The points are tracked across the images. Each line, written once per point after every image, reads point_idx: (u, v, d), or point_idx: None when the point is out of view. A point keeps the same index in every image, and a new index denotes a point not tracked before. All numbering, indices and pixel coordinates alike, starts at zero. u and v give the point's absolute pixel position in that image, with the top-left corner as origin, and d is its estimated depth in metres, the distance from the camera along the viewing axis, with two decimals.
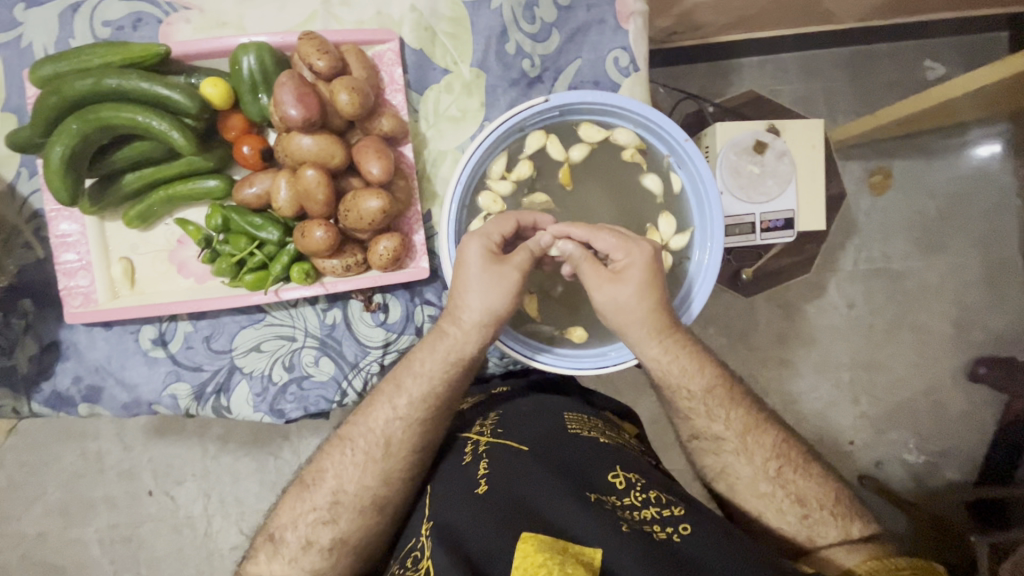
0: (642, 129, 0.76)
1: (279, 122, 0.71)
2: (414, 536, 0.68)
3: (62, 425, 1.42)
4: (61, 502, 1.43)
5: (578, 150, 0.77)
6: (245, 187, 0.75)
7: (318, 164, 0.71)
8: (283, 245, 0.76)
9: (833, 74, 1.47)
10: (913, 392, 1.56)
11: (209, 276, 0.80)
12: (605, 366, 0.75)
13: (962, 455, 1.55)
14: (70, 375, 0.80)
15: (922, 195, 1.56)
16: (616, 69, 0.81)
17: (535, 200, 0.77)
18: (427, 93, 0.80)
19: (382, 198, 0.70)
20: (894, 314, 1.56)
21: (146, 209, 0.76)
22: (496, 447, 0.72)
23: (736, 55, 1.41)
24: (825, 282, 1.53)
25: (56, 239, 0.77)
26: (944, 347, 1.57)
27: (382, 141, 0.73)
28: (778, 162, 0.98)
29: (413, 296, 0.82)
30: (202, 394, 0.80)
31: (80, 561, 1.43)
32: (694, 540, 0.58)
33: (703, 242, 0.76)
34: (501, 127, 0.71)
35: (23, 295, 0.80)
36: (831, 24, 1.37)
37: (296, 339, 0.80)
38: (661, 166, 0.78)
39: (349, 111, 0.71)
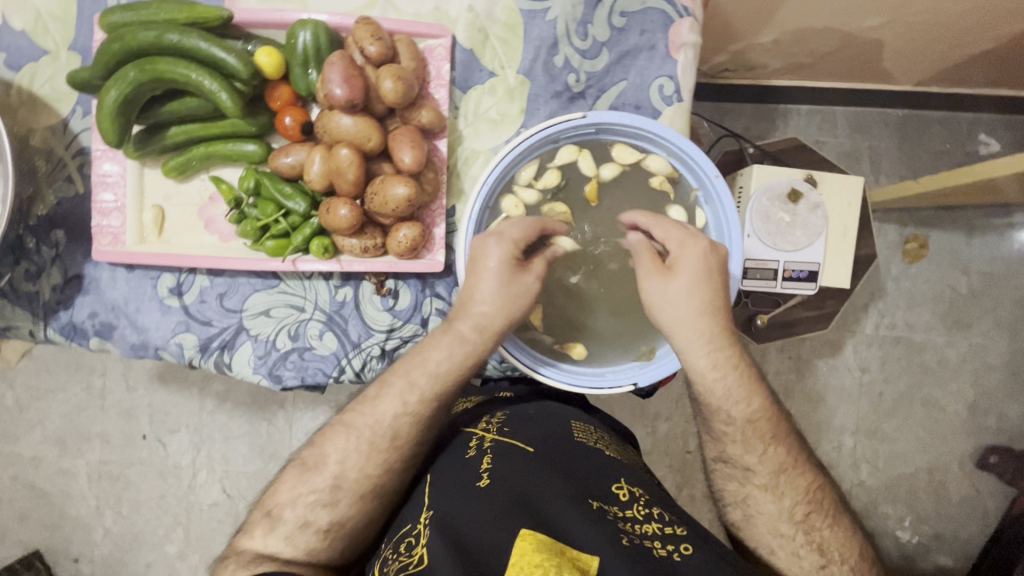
0: (675, 159, 0.77)
1: (323, 99, 0.73)
2: (410, 520, 0.69)
3: (72, 357, 1.46)
4: (59, 431, 1.47)
5: (608, 170, 0.78)
6: (280, 156, 0.77)
7: (354, 145, 0.73)
8: (308, 217, 0.79)
9: (882, 134, 1.45)
10: (916, 469, 1.51)
11: (233, 235, 0.83)
12: (602, 387, 0.75)
13: (957, 542, 1.50)
14: (88, 309, 0.82)
15: (955, 270, 1.52)
16: (659, 96, 0.81)
17: (557, 209, 0.78)
18: (469, 92, 0.82)
19: (409, 186, 0.72)
20: (908, 386, 1.52)
21: (185, 162, 0.79)
22: (499, 445, 0.73)
23: (784, 101, 1.40)
24: (842, 341, 1.50)
25: (97, 177, 0.80)
26: (956, 428, 1.52)
27: (418, 132, 0.75)
28: (810, 214, 0.97)
29: (425, 288, 0.82)
30: (207, 347, 0.82)
31: (67, 490, 1.47)
32: (698, 558, 0.59)
33: None
34: (535, 136, 0.73)
35: (58, 226, 0.83)
36: (887, 83, 1.35)
37: (306, 310, 0.82)
38: (688, 199, 0.79)
39: (392, 98, 0.73)
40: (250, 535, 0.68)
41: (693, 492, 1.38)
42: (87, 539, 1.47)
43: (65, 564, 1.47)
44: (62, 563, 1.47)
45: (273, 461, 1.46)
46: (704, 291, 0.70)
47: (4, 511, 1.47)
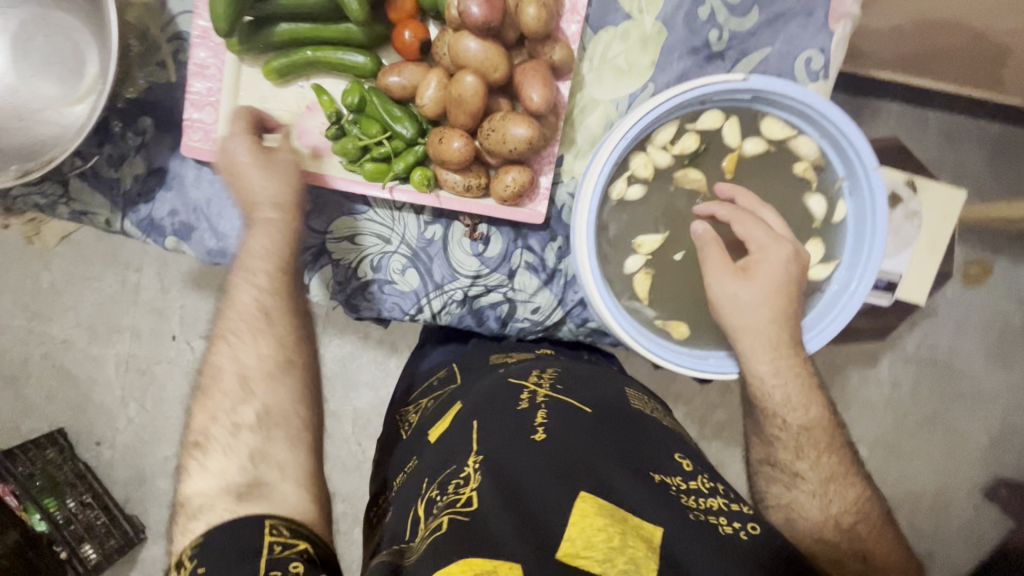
0: (826, 143, 0.73)
1: (453, 17, 0.67)
2: (458, 462, 0.65)
3: (111, 248, 1.46)
4: (91, 318, 1.49)
5: (752, 143, 0.74)
6: (391, 75, 0.73)
7: (479, 73, 0.68)
8: (412, 144, 0.75)
9: (972, 149, 1.37)
10: (923, 489, 1.52)
11: (328, 150, 0.78)
12: (702, 371, 0.71)
13: (947, 564, 1.52)
14: (167, 206, 0.80)
15: (1012, 302, 1.47)
16: (806, 70, 0.75)
17: (690, 177, 0.74)
18: (603, 33, 0.76)
19: (531, 127, 0.68)
20: (936, 409, 1.50)
21: (289, 65, 0.75)
22: (554, 400, 0.68)
23: (879, 97, 1.32)
24: (879, 355, 1.48)
25: (193, 66, 0.76)
26: (973, 457, 1.52)
27: (546, 70, 0.69)
28: (905, 222, 0.91)
29: (517, 239, 0.80)
30: None
31: (94, 376, 1.51)
32: (765, 540, 0.56)
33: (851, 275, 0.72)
34: (690, 93, 0.67)
35: (146, 113, 0.79)
36: (998, 96, 1.24)
37: (391, 242, 0.79)
38: (829, 188, 0.74)
39: (531, 27, 0.67)
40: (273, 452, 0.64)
41: None
42: (110, 425, 1.51)
43: (86, 446, 1.52)
44: (83, 444, 1.52)
45: None
46: (782, 295, 0.68)
47: (33, 386, 1.51)
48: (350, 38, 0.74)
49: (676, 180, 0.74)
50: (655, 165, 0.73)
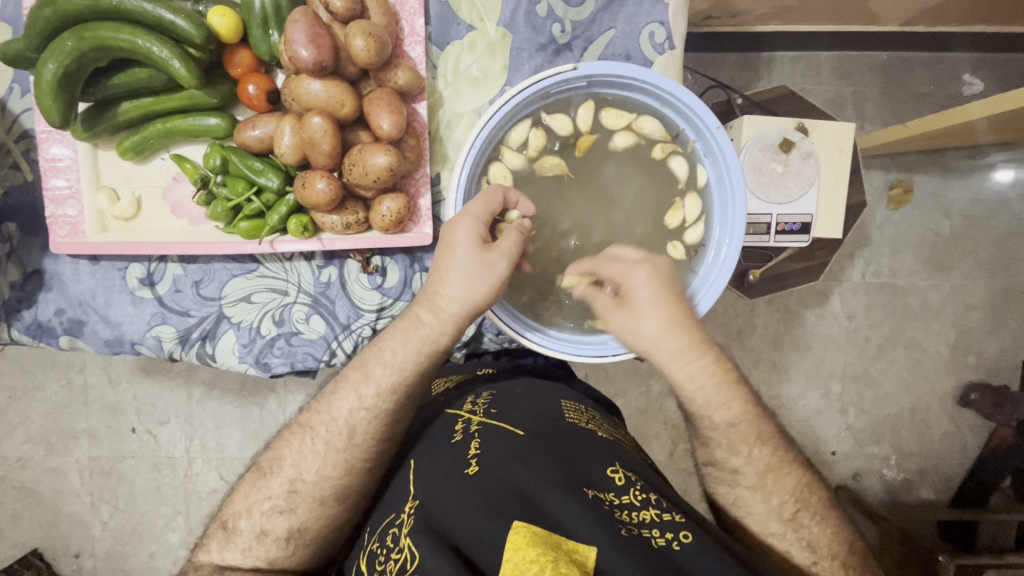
0: (670, 110, 0.74)
1: (288, 62, 0.67)
2: (395, 510, 0.69)
3: (47, 354, 1.41)
4: (42, 430, 1.43)
5: (606, 122, 0.75)
6: (247, 129, 0.72)
7: (326, 112, 0.68)
8: (282, 194, 0.74)
9: (868, 79, 1.42)
10: (900, 410, 1.56)
11: (203, 218, 0.77)
12: (604, 355, 0.74)
13: (939, 475, 1.57)
14: (53, 307, 0.78)
15: (938, 214, 1.52)
16: (650, 45, 0.76)
17: (549, 165, 0.75)
18: (447, 49, 0.76)
19: (390, 155, 0.68)
20: (893, 330, 1.54)
21: (141, 141, 0.73)
22: (488, 428, 0.73)
23: (768, 48, 1.36)
24: (829, 291, 1.51)
25: (45, 162, 0.74)
26: (938, 367, 1.56)
27: (395, 96, 0.69)
28: (802, 164, 0.96)
29: (413, 263, 0.79)
30: (186, 338, 0.78)
31: (59, 488, 1.45)
32: (696, 547, 0.60)
33: (721, 236, 0.74)
34: (524, 93, 0.68)
35: (9, 218, 0.77)
36: (873, 25, 1.28)
37: (288, 294, 0.78)
38: (688, 150, 0.76)
39: (363, 58, 0.67)
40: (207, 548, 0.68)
41: (687, 446, 1.41)
42: (85, 534, 1.45)
43: (66, 561, 1.46)
44: (62, 560, 1.46)
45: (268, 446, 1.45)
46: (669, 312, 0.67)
47: None
48: (207, 104, 0.73)
49: (536, 175, 0.75)
50: (513, 169, 0.75)
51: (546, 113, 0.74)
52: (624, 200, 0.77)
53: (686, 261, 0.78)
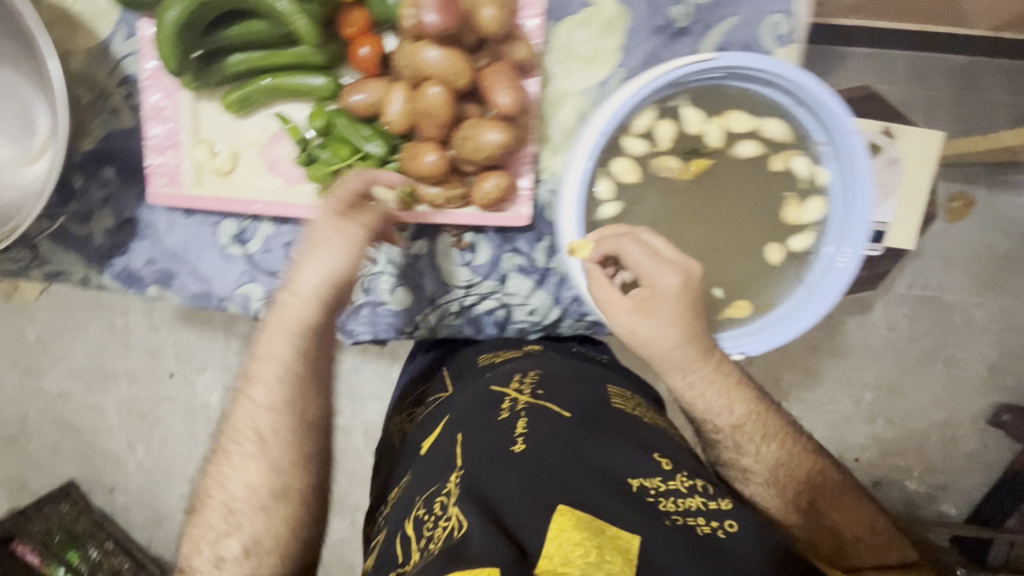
0: (800, 109, 0.73)
1: (409, 27, 0.69)
2: (441, 480, 0.70)
3: (92, 294, 1.43)
4: (84, 367, 1.47)
5: (732, 119, 0.75)
6: (353, 94, 0.74)
7: (443, 81, 0.69)
8: (384, 162, 0.76)
9: (943, 84, 1.37)
10: (928, 425, 1.55)
11: (300, 179, 0.80)
12: (706, 355, 0.73)
13: (961, 492, 1.55)
14: (144, 256, 0.83)
15: (996, 231, 1.48)
16: (772, 34, 0.75)
17: (668, 162, 0.76)
18: (563, 24, 0.77)
19: (503, 133, 0.70)
20: (932, 344, 1.52)
21: (247, 96, 0.76)
22: (536, 408, 0.74)
23: (844, 43, 1.31)
24: (872, 300, 1.49)
25: (148, 109, 0.78)
26: (973, 385, 1.54)
27: (512, 70, 0.71)
28: (886, 170, 0.95)
29: (504, 243, 0.84)
30: (274, 299, 0.82)
31: (97, 424, 1.49)
32: (741, 537, 0.61)
33: (838, 241, 0.73)
34: (663, 78, 0.67)
35: (107, 164, 0.82)
36: (959, 28, 1.22)
37: (378, 264, 0.84)
38: (813, 152, 0.75)
39: (490, 28, 0.68)
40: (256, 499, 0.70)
41: None
42: (120, 470, 1.51)
43: (100, 494, 1.52)
44: (97, 493, 1.52)
45: None
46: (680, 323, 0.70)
47: (37, 442, 1.50)
48: (313, 62, 0.75)
49: (655, 167, 0.76)
50: (634, 157, 0.75)
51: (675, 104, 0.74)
52: (739, 203, 0.78)
53: (793, 266, 0.78)
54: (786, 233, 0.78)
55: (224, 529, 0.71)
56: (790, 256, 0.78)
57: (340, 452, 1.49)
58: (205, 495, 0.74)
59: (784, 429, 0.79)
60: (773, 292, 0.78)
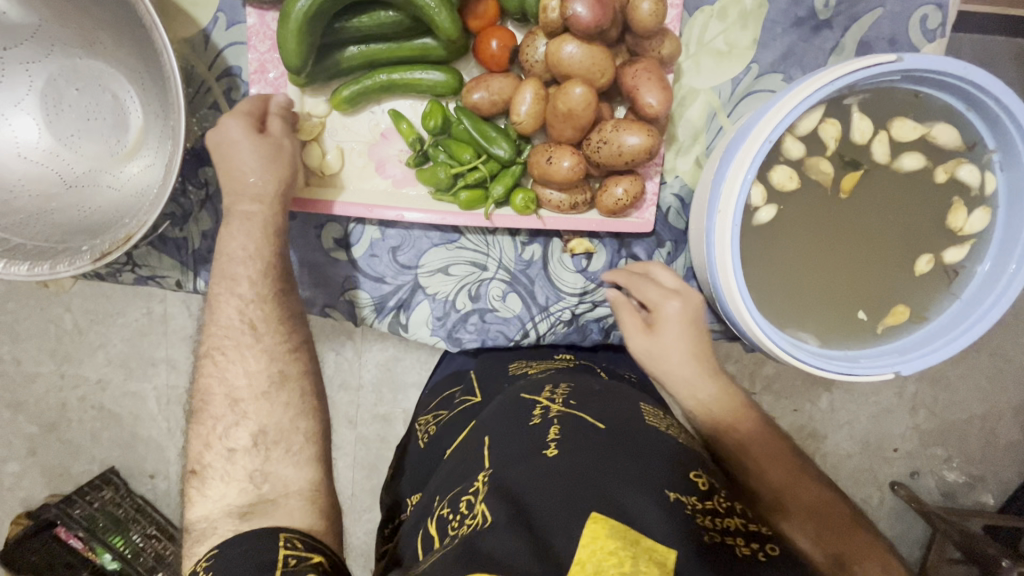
0: (974, 115, 0.72)
1: (557, 19, 0.71)
2: (466, 480, 0.73)
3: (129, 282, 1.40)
4: (123, 355, 1.45)
5: (897, 126, 0.74)
6: (477, 92, 0.77)
7: (586, 80, 0.72)
8: (507, 165, 0.80)
9: (1008, 70, 1.32)
10: (969, 415, 1.54)
11: (407, 181, 0.84)
12: (857, 374, 0.72)
13: (998, 482, 1.56)
14: None
15: None
16: (923, 28, 0.80)
17: (824, 167, 0.75)
18: (697, 16, 0.80)
19: (643, 136, 0.72)
20: (978, 336, 1.51)
21: (360, 92, 0.78)
22: (568, 416, 0.74)
23: None
24: None
25: None
26: (1019, 377, 1.53)
27: (658, 69, 0.74)
28: None
29: (622, 248, 0.88)
30: (381, 305, 0.88)
31: (137, 412, 1.48)
32: (782, 561, 0.58)
33: (1001, 255, 0.73)
34: (843, 76, 0.63)
35: (206, 165, 0.85)
36: None
37: (488, 269, 0.87)
38: (982, 161, 0.74)
39: (646, 21, 0.71)
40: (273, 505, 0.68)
41: None
42: (161, 458, 1.50)
43: (141, 480, 1.51)
44: (137, 479, 1.51)
45: (342, 392, 1.47)
46: (688, 335, 0.78)
47: (76, 429, 1.49)
48: (436, 56, 0.78)
49: (813, 176, 0.76)
50: (793, 163, 0.75)
51: (843, 109, 0.75)
52: (895, 214, 0.78)
53: (942, 275, 0.78)
54: (942, 242, 0.78)
55: (234, 420, 0.72)
56: (940, 268, 0.78)
57: (384, 440, 1.49)
58: (206, 390, 0.74)
59: (782, 446, 0.75)
60: (927, 304, 0.78)
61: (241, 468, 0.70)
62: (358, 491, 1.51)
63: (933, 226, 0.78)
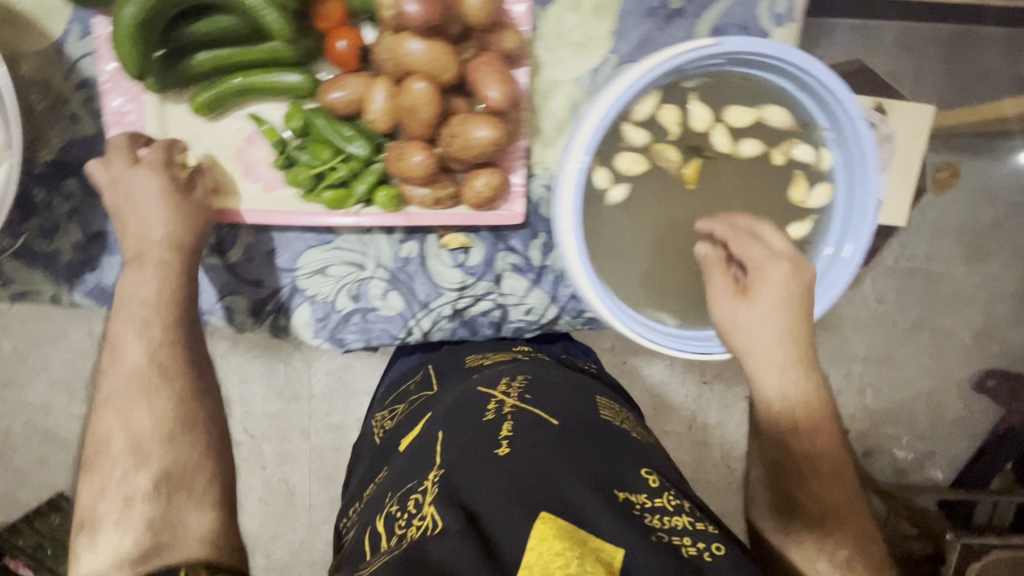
0: (806, 95, 0.74)
1: (392, 19, 0.71)
2: (417, 478, 0.73)
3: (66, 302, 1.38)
4: (65, 377, 1.42)
5: (733, 114, 0.77)
6: (334, 90, 0.76)
7: (428, 75, 0.72)
8: (368, 163, 0.79)
9: (931, 54, 1.35)
10: (916, 393, 1.57)
11: (279, 183, 0.82)
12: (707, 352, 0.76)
13: (948, 457, 1.60)
14: (116, 270, 0.87)
15: (982, 200, 1.49)
16: (770, 14, 0.81)
17: (668, 155, 0.77)
18: (550, 10, 0.80)
19: (493, 129, 0.73)
20: (920, 315, 1.54)
21: (215, 97, 0.77)
22: (520, 412, 0.76)
23: (832, 14, 1.28)
24: (862, 273, 1.49)
25: (111, 114, 0.79)
26: (960, 353, 1.57)
27: (500, 63, 0.74)
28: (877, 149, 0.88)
29: (498, 242, 0.87)
30: (260, 310, 0.87)
31: (83, 435, 1.45)
32: (730, 562, 0.60)
33: (844, 232, 0.75)
34: (662, 65, 0.67)
35: (70, 175, 0.86)
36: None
37: (366, 268, 0.86)
38: (817, 138, 0.76)
39: (476, 16, 0.71)
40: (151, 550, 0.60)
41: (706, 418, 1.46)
42: None
43: None
44: None
45: (293, 403, 1.46)
46: (788, 313, 0.70)
47: (21, 455, 1.46)
48: (288, 58, 0.76)
49: (661, 164, 0.78)
50: (637, 149, 0.77)
51: (684, 94, 0.76)
52: (740, 199, 0.81)
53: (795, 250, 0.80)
54: (788, 217, 0.80)
55: (129, 466, 0.63)
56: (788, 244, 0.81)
57: (336, 449, 1.48)
58: (104, 436, 0.64)
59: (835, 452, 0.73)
60: None
61: (138, 518, 0.61)
62: (315, 501, 1.50)
63: (782, 201, 0.80)
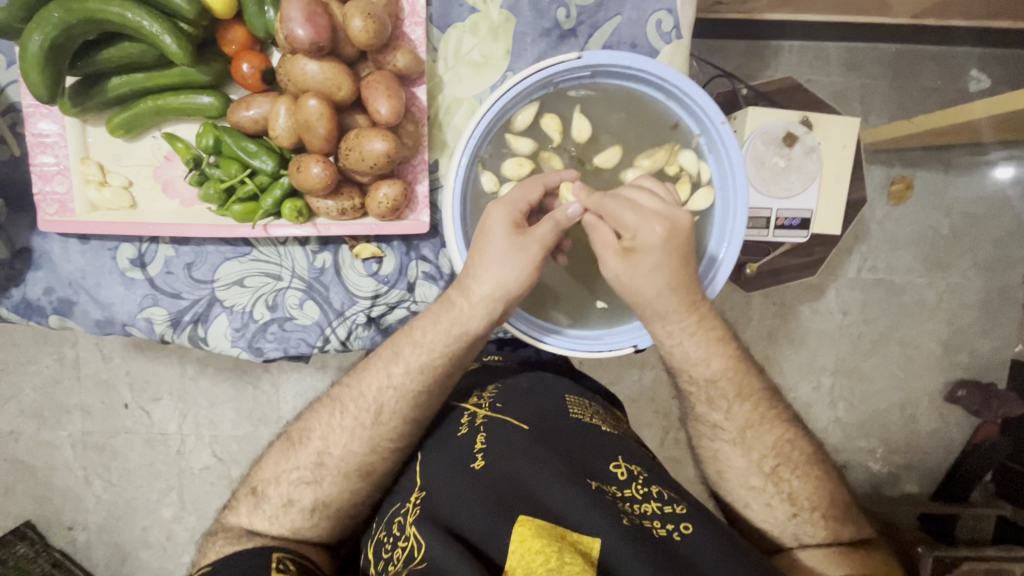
0: (675, 104, 0.78)
1: (284, 41, 0.73)
2: (400, 501, 0.70)
3: (37, 329, 1.40)
4: (35, 405, 1.43)
5: (612, 125, 0.81)
6: (241, 110, 0.79)
7: (322, 94, 0.75)
8: (276, 177, 0.82)
9: (876, 72, 1.40)
10: (888, 404, 1.57)
11: (195, 199, 0.86)
12: (601, 350, 0.78)
13: (925, 469, 1.58)
14: (42, 285, 0.86)
15: (938, 211, 1.52)
16: (657, 32, 0.84)
17: (552, 165, 0.80)
18: (449, 31, 0.84)
19: (386, 141, 0.75)
20: (886, 326, 1.55)
21: (132, 118, 0.80)
22: (493, 421, 0.73)
23: (774, 37, 1.33)
24: (824, 285, 1.51)
25: (33, 137, 0.81)
26: (929, 363, 1.57)
27: (392, 80, 0.77)
28: (805, 159, 1.03)
29: (410, 251, 0.89)
30: (178, 321, 0.88)
31: (51, 463, 1.45)
32: (699, 539, 0.61)
33: (721, 235, 0.78)
34: (527, 80, 0.72)
35: None
36: (883, 17, 1.23)
37: (282, 279, 0.88)
38: (692, 145, 0.80)
39: (361, 37, 0.73)
40: (235, 512, 0.71)
41: (678, 435, 1.44)
42: (80, 508, 1.46)
43: (59, 533, 1.47)
44: (56, 532, 1.47)
45: (261, 426, 1.45)
46: (671, 270, 0.67)
47: None
48: (199, 81, 0.80)
49: (545, 171, 0.80)
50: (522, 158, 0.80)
51: (567, 105, 0.79)
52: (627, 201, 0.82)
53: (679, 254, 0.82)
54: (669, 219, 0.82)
55: (307, 475, 0.70)
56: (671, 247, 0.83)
57: None
58: (308, 431, 0.72)
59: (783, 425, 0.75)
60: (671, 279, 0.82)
61: (288, 520, 0.70)
62: None
63: None
